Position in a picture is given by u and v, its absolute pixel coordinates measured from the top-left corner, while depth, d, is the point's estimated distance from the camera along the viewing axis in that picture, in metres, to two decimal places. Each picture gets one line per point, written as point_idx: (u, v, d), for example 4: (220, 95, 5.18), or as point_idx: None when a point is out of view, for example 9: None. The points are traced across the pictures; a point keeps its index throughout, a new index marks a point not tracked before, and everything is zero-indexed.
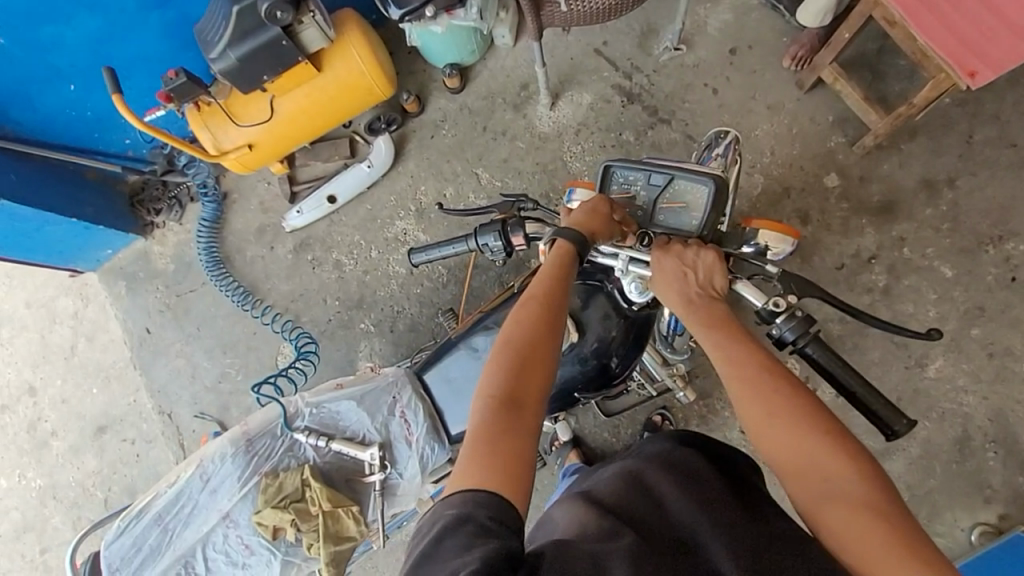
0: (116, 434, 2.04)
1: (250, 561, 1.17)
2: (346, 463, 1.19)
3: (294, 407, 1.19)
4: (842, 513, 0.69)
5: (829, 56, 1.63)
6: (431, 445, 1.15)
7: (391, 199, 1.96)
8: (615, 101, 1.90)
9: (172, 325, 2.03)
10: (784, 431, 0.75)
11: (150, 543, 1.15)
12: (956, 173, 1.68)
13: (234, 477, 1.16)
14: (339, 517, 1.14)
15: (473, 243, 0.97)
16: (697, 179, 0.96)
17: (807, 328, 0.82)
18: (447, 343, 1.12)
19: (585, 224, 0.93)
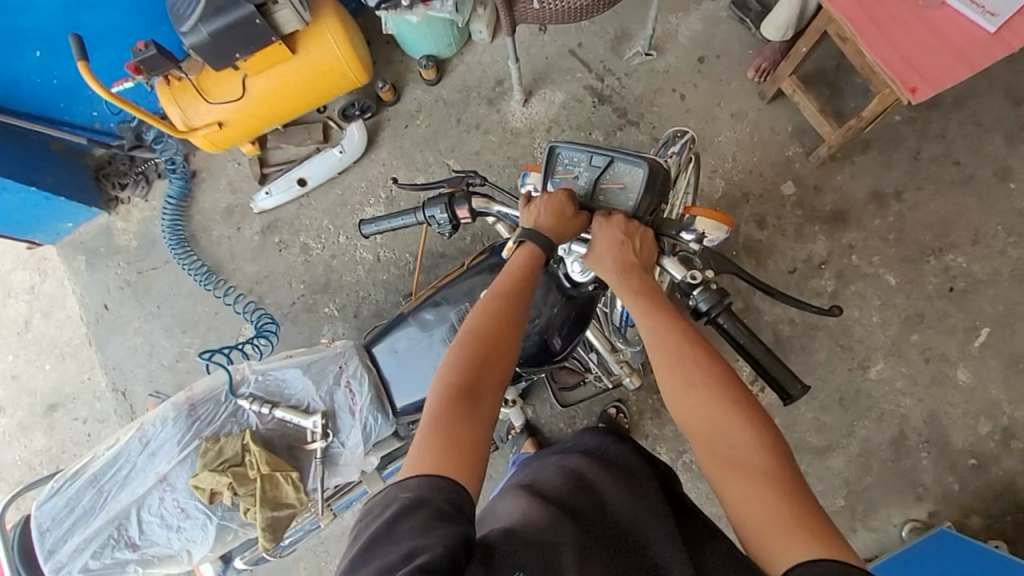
0: (68, 413, 1.99)
1: (185, 525, 1.11)
2: (289, 430, 1.14)
3: (240, 374, 1.14)
4: (746, 481, 0.75)
5: (789, 68, 1.71)
6: (375, 415, 1.12)
7: (362, 185, 1.97)
8: (586, 101, 1.95)
9: (132, 303, 1.99)
10: (702, 398, 0.81)
11: (83, 505, 1.10)
12: (903, 186, 1.77)
13: (174, 440, 1.11)
14: (277, 482, 1.08)
15: (420, 215, 0.99)
16: (635, 161, 0.97)
17: (720, 300, 0.86)
18: (399, 316, 1.10)
19: (558, 223, 0.93)
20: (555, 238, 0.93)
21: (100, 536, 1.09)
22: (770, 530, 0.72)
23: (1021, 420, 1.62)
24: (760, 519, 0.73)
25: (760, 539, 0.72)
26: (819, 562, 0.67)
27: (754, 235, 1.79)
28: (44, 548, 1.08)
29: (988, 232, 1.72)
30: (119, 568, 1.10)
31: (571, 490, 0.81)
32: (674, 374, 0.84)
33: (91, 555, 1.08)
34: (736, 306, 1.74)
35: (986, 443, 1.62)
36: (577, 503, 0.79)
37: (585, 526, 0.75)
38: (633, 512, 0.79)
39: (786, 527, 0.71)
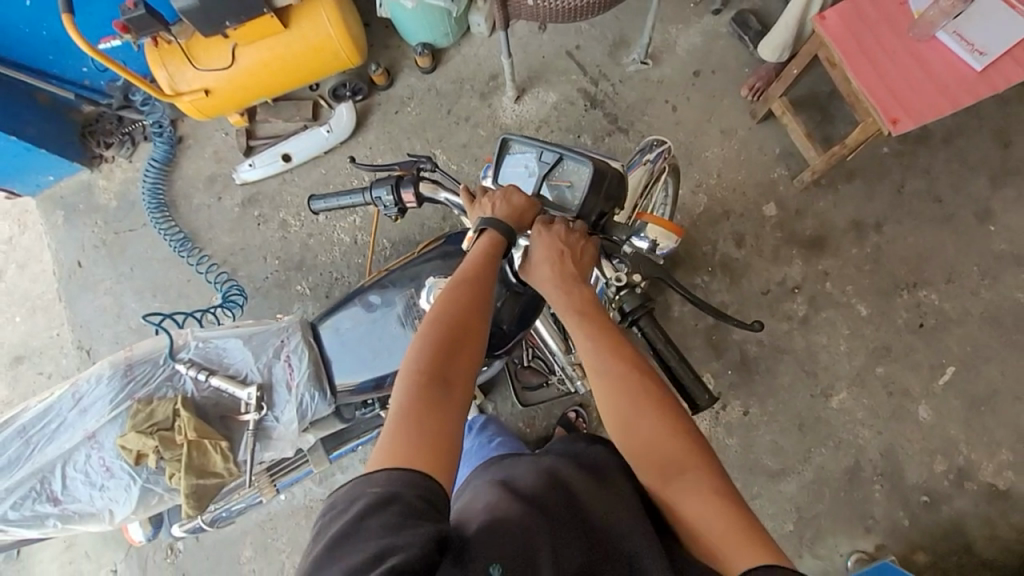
0: (32, 366, 1.98)
1: (109, 484, 1.08)
2: (223, 399, 1.11)
3: (183, 338, 1.11)
4: (690, 493, 0.76)
5: (780, 89, 1.71)
6: (312, 393, 1.08)
7: (347, 166, 1.96)
8: (578, 104, 1.94)
9: (106, 262, 1.99)
10: (643, 415, 0.82)
11: (9, 454, 1.07)
12: (883, 219, 1.77)
13: (107, 399, 1.08)
14: (205, 450, 1.06)
15: (367, 195, 0.99)
16: (584, 161, 0.96)
17: (643, 303, 0.89)
18: (349, 294, 1.09)
19: (515, 214, 0.92)
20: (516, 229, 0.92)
21: (21, 487, 1.06)
22: (717, 540, 0.72)
23: (976, 461, 1.61)
24: (707, 530, 0.73)
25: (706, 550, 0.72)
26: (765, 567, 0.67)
27: (731, 253, 1.79)
28: None
29: (962, 270, 1.72)
30: (38, 521, 1.08)
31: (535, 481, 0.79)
32: (615, 393, 0.85)
33: (11, 505, 1.06)
34: (706, 323, 1.75)
35: (940, 482, 1.61)
36: (541, 492, 0.76)
37: (554, 516, 0.72)
38: (614, 505, 0.76)
39: (731, 534, 0.72)
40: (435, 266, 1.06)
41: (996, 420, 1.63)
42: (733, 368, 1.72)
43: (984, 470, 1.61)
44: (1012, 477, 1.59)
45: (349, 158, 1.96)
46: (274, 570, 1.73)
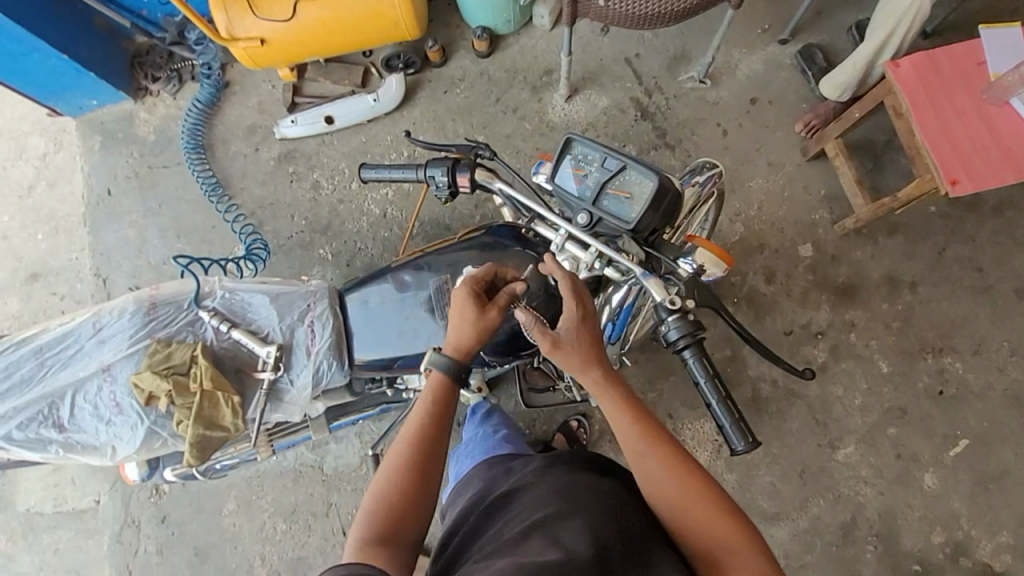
0: (47, 285, 1.99)
1: (116, 420, 1.04)
2: (241, 353, 1.07)
3: (210, 286, 1.10)
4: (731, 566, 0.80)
5: (837, 130, 1.67)
6: (330, 362, 1.07)
7: (387, 138, 1.94)
8: (629, 112, 1.91)
9: (135, 195, 1.99)
10: (673, 488, 0.87)
11: (22, 373, 1.04)
12: (920, 279, 1.74)
13: (126, 334, 1.05)
14: (217, 402, 1.02)
15: (421, 173, 0.99)
16: (649, 174, 0.90)
17: (693, 331, 0.86)
18: (381, 270, 1.09)
19: (458, 337, 0.94)
20: (462, 357, 0.94)
21: (30, 408, 1.03)
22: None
23: (975, 539, 1.59)
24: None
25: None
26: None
27: (759, 288, 1.76)
28: None
29: (993, 344, 1.68)
30: (39, 446, 1.04)
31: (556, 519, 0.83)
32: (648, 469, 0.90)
33: (16, 425, 1.03)
34: (723, 354, 1.73)
35: (935, 553, 1.59)
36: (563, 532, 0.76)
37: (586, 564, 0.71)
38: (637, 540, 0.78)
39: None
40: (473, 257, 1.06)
41: (1003, 501, 1.60)
42: (743, 405, 1.70)
43: (981, 548, 1.59)
44: (1008, 561, 1.58)
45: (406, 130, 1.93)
46: (255, 527, 1.75)
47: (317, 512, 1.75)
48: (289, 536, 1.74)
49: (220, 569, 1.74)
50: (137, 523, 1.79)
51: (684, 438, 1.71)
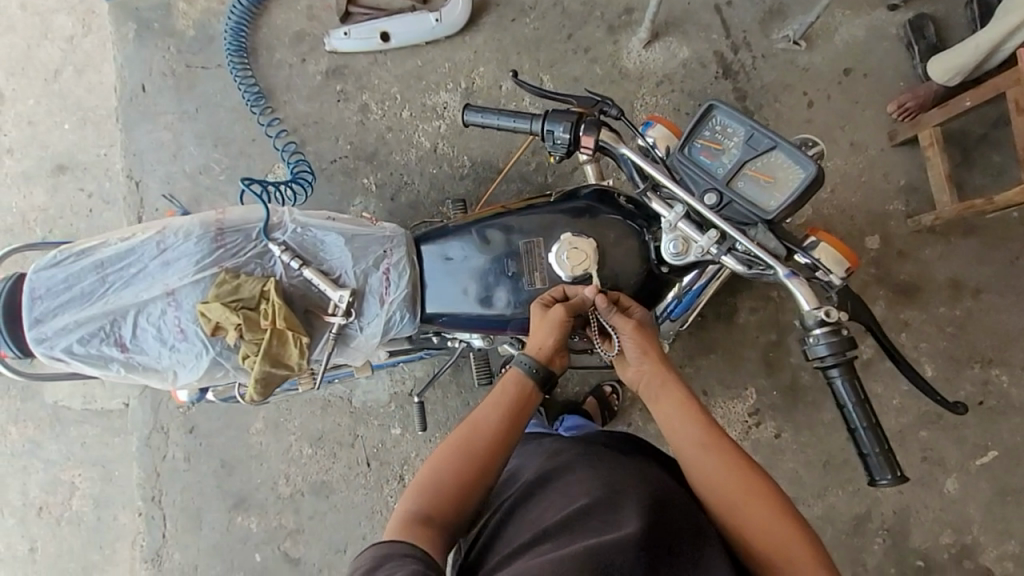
0: (75, 180, 1.91)
1: (179, 346, 1.02)
2: (311, 294, 1.06)
3: (279, 218, 1.07)
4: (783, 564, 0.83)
5: (939, 118, 1.55)
6: (402, 313, 1.07)
7: (446, 65, 1.80)
8: (710, 68, 1.76)
9: (171, 94, 1.86)
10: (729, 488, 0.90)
11: (82, 287, 1.00)
12: (984, 286, 1.68)
13: (192, 259, 1.02)
14: (286, 341, 0.99)
15: (536, 126, 0.97)
16: (797, 159, 0.92)
17: (844, 350, 0.90)
18: (468, 224, 1.10)
19: (538, 341, 1.00)
20: (538, 358, 0.99)
21: (92, 324, 1.00)
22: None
23: (982, 544, 1.65)
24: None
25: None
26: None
27: None
28: (31, 315, 0.98)
29: None
30: (101, 362, 1.01)
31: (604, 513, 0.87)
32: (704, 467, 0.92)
33: (78, 339, 0.99)
34: (768, 339, 1.71)
35: (940, 551, 1.65)
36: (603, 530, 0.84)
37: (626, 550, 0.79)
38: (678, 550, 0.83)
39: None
40: (569, 226, 1.07)
41: (1016, 513, 1.64)
42: (779, 391, 1.71)
43: (985, 553, 1.65)
44: (1009, 567, 1.64)
45: (512, 72, 1.77)
46: (281, 448, 1.78)
47: (344, 441, 1.77)
48: (314, 460, 1.78)
49: (246, 482, 1.79)
50: (165, 430, 1.82)
51: (715, 416, 1.72)
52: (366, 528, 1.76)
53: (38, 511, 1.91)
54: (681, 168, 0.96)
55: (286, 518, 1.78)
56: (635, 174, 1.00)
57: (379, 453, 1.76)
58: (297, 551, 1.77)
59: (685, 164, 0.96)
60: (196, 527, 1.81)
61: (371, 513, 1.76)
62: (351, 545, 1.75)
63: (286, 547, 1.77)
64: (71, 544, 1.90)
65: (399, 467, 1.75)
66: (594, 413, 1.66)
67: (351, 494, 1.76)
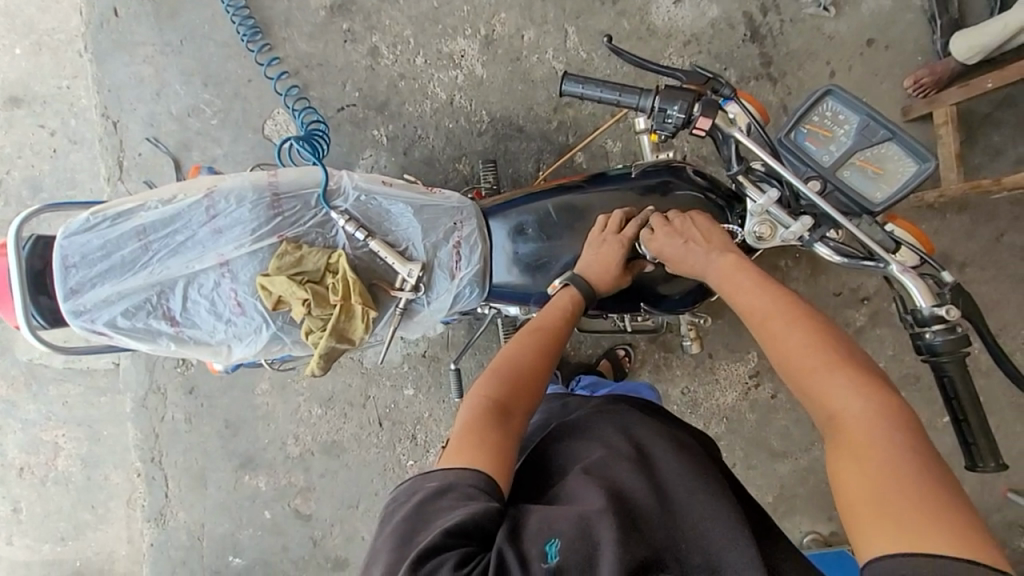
0: (34, 115, 1.69)
1: (236, 321, 0.98)
2: (376, 268, 1.02)
3: (338, 183, 1.00)
4: (848, 458, 0.70)
5: (958, 96, 1.57)
6: (471, 289, 1.07)
7: (464, 8, 1.66)
8: (738, 30, 1.71)
9: (150, 22, 1.65)
10: (799, 376, 0.78)
11: (122, 255, 0.91)
12: (970, 260, 1.77)
13: (247, 227, 0.95)
14: (354, 316, 0.95)
15: (648, 103, 0.92)
16: (914, 153, 0.88)
17: (959, 347, 0.86)
18: (546, 196, 1.08)
19: (601, 277, 1.01)
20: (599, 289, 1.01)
21: (137, 296, 0.92)
22: (870, 521, 0.64)
23: None
24: (864, 510, 0.66)
25: (857, 524, 0.66)
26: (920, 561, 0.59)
27: None
28: (65, 286, 0.89)
29: (1013, 331, 1.79)
30: (148, 337, 0.95)
31: (626, 474, 0.76)
32: (777, 338, 0.82)
33: (121, 312, 0.92)
34: None
35: None
36: (630, 487, 0.74)
37: (641, 516, 0.71)
38: (692, 517, 0.72)
39: (909, 525, 0.62)
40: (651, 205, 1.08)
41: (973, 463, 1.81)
42: None
43: None
44: None
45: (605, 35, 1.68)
46: (289, 408, 1.74)
47: (356, 402, 1.74)
48: (324, 421, 1.75)
49: (253, 442, 1.75)
50: (162, 391, 1.74)
51: (718, 377, 1.76)
52: (378, 484, 1.76)
53: (19, 472, 1.81)
54: (780, 154, 0.93)
55: (295, 477, 1.76)
56: (734, 157, 0.96)
57: (391, 413, 1.74)
58: (308, 507, 1.77)
59: (786, 152, 0.92)
60: (200, 486, 1.77)
61: (383, 471, 1.76)
62: (364, 500, 1.77)
63: (297, 503, 1.77)
64: (58, 505, 1.82)
65: (412, 426, 1.74)
66: (607, 374, 1.69)
67: (364, 452, 1.75)
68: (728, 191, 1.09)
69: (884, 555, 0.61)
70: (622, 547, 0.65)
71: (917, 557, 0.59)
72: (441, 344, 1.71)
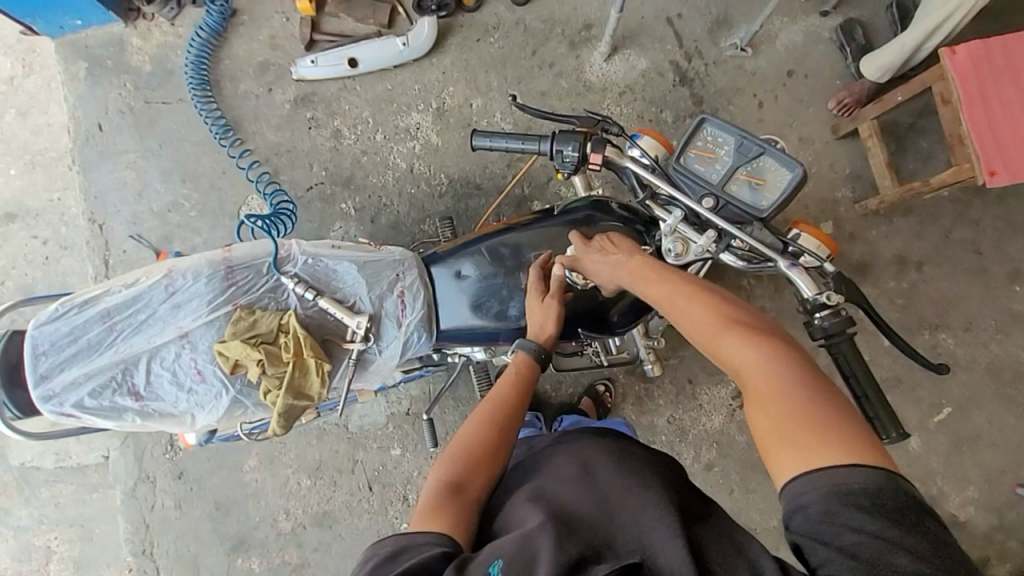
0: (27, 228, 1.81)
1: (198, 388, 1.02)
2: (328, 324, 1.08)
3: (288, 251, 1.08)
4: (757, 405, 0.79)
5: (875, 111, 1.69)
6: (419, 334, 1.13)
7: (415, 87, 1.83)
8: (667, 77, 1.86)
9: (131, 132, 1.81)
10: (714, 339, 0.88)
11: (89, 338, 0.97)
12: (925, 259, 1.83)
13: (204, 299, 1.02)
14: (308, 371, 1.02)
15: (546, 146, 1.03)
16: (786, 163, 0.99)
17: (846, 328, 0.91)
18: (475, 241, 1.16)
19: (545, 332, 1.07)
20: (545, 345, 1.07)
21: (103, 374, 0.98)
22: (775, 452, 0.75)
23: (946, 493, 1.78)
24: (773, 441, 0.76)
25: (771, 453, 0.76)
26: (814, 480, 0.70)
27: None
28: (36, 372, 0.95)
29: (982, 323, 1.82)
30: (114, 414, 1.00)
31: (568, 491, 0.83)
32: (688, 317, 0.93)
33: (89, 393, 0.97)
34: None
35: None
36: (574, 502, 0.80)
37: (581, 521, 0.76)
38: (626, 513, 0.76)
39: (814, 444, 0.72)
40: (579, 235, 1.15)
41: (973, 461, 1.79)
42: None
43: (949, 501, 1.78)
44: (971, 512, 1.78)
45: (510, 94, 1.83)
46: (278, 482, 1.74)
47: (344, 468, 1.74)
48: (314, 491, 1.74)
49: (244, 523, 1.73)
50: (151, 480, 1.75)
51: (701, 402, 1.77)
52: None
53: None
54: (676, 179, 1.02)
55: (289, 554, 1.73)
56: (637, 185, 1.06)
57: (380, 476, 1.74)
58: None
59: (681, 176, 1.02)
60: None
61: (377, 537, 1.73)
62: None
63: None
64: None
65: (403, 487, 1.73)
66: (590, 411, 1.71)
67: (356, 520, 1.73)
68: (647, 217, 1.18)
69: (791, 484, 0.72)
70: (558, 552, 0.70)
71: (815, 476, 0.70)
72: (423, 400, 1.74)
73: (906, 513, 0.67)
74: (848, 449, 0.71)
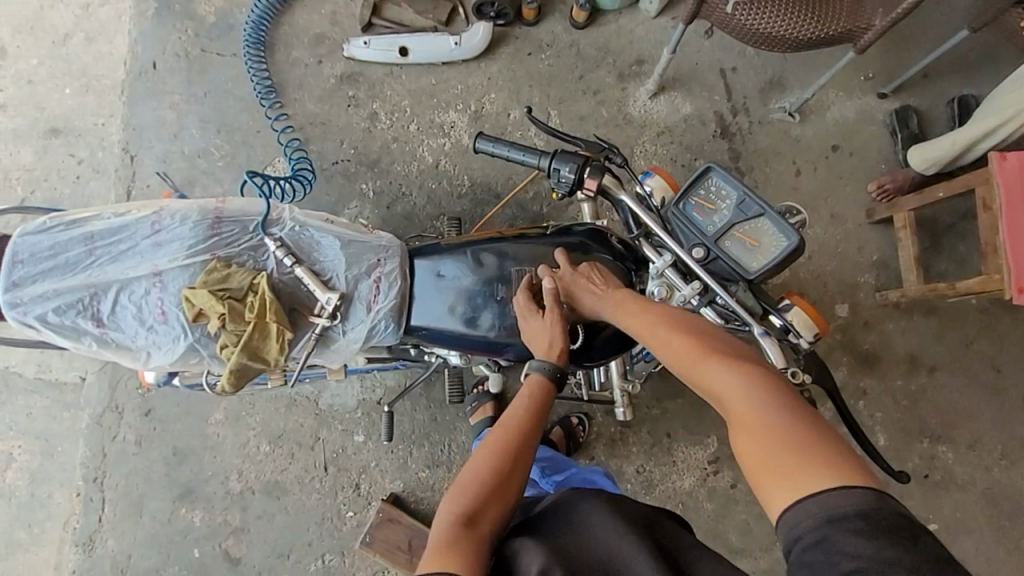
0: (66, 145, 1.87)
1: (158, 328, 1.03)
2: (300, 294, 1.09)
3: (279, 214, 1.11)
4: (747, 438, 0.75)
5: (914, 203, 1.63)
6: (387, 323, 1.12)
7: (458, 87, 1.85)
8: (709, 126, 1.84)
9: (182, 75, 1.87)
10: (699, 374, 0.85)
11: (68, 257, 1.01)
12: (939, 364, 1.74)
13: (185, 243, 1.04)
14: (268, 334, 1.02)
15: (545, 162, 1.04)
16: (784, 231, 0.97)
17: None
18: (460, 244, 1.15)
19: (553, 344, 1.00)
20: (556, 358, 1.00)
21: (71, 294, 1.00)
22: (766, 481, 0.71)
23: None
24: (763, 472, 0.72)
25: (763, 485, 0.72)
26: (808, 504, 0.67)
27: None
28: (9, 278, 0.99)
29: (988, 444, 1.71)
30: (73, 335, 1.01)
31: (567, 538, 0.83)
32: (672, 347, 0.90)
33: (53, 309, 1.00)
34: None
35: None
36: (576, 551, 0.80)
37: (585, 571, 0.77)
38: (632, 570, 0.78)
39: (811, 470, 0.69)
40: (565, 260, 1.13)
41: None
42: None
43: None
44: None
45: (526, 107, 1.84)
46: (238, 441, 1.74)
47: (304, 443, 1.73)
48: (270, 458, 1.73)
49: (196, 473, 1.73)
50: (119, 410, 1.76)
51: (675, 459, 1.70)
52: (313, 533, 1.71)
53: None
54: (672, 221, 1.02)
55: (231, 515, 1.72)
56: (632, 222, 1.07)
57: (338, 458, 1.72)
58: (238, 550, 1.71)
59: (677, 220, 1.02)
60: (135, 514, 1.74)
61: (321, 518, 1.71)
62: (295, 549, 1.70)
63: (228, 544, 1.71)
64: None
65: (357, 475, 1.71)
66: (559, 442, 1.67)
67: (304, 497, 1.71)
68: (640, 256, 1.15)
69: (784, 514, 0.68)
70: None
71: (806, 501, 0.67)
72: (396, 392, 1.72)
73: (903, 526, 0.63)
74: (844, 471, 0.68)
